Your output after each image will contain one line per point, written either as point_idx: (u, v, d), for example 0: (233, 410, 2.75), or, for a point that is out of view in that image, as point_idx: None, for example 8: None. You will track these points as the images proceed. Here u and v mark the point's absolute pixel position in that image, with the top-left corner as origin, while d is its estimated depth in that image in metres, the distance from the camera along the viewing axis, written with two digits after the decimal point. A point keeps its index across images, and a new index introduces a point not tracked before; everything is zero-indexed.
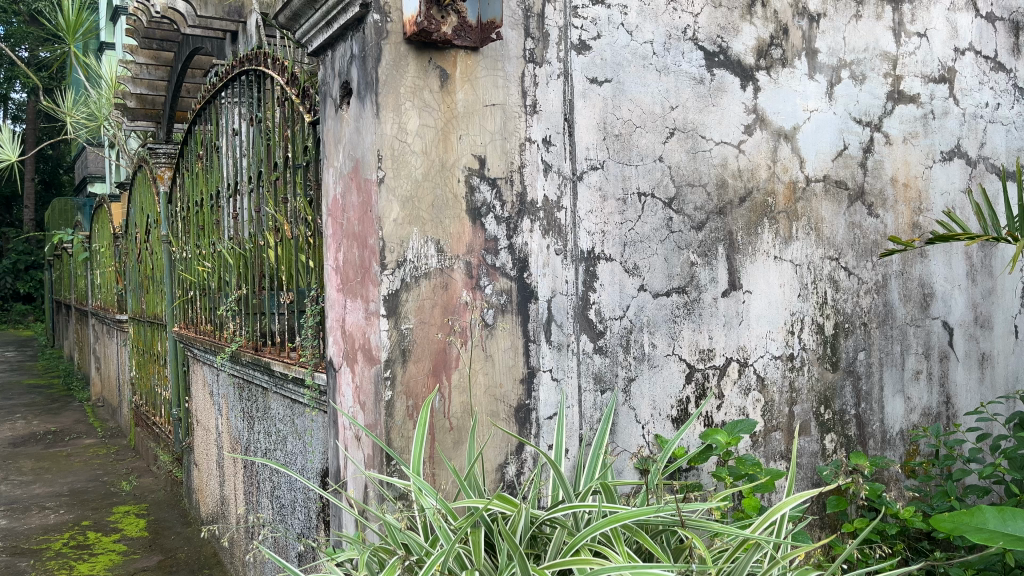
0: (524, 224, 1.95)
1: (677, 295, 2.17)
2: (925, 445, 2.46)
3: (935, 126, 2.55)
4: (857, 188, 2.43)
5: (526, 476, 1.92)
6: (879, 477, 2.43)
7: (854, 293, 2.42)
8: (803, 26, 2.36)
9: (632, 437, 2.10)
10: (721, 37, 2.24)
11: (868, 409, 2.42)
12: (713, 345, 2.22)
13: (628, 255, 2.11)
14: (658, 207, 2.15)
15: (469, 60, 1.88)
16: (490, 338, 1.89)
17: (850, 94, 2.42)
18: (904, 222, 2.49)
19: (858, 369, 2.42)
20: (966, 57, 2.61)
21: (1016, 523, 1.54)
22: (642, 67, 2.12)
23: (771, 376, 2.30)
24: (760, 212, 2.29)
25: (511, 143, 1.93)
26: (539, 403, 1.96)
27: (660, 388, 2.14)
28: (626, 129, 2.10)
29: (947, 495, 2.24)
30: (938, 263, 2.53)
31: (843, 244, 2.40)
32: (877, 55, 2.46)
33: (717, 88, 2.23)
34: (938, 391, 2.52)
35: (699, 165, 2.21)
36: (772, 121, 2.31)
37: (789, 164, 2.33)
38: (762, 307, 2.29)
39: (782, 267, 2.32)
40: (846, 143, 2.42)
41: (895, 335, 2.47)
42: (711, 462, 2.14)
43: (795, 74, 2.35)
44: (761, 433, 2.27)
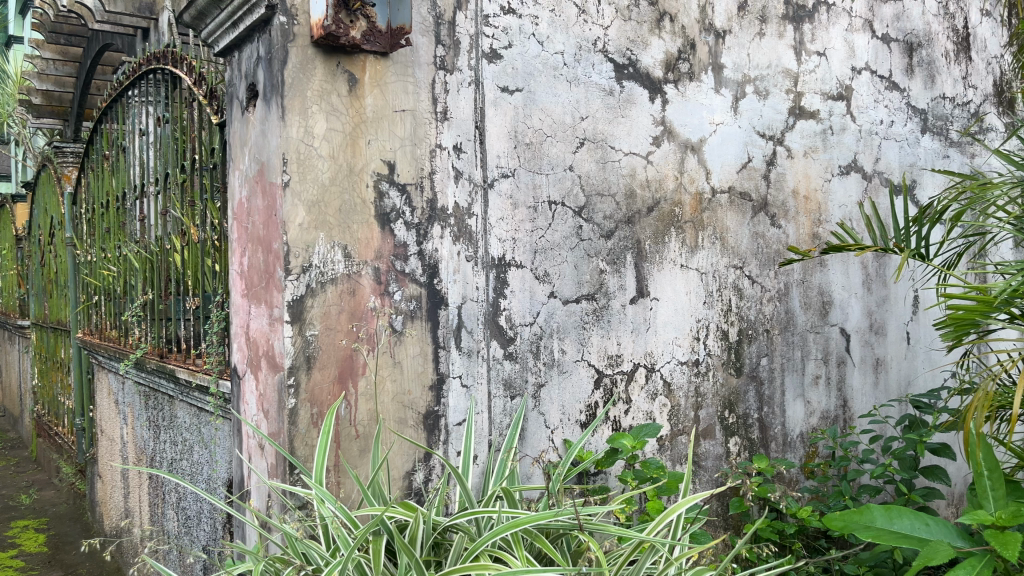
0: (434, 231, 1.95)
1: (586, 302, 2.21)
2: (823, 447, 2.56)
3: (834, 141, 2.66)
4: (761, 200, 2.51)
5: (433, 483, 1.92)
6: (780, 479, 2.51)
7: (756, 301, 2.50)
8: (709, 42, 2.44)
9: (540, 442, 2.12)
10: (630, 50, 2.29)
11: (770, 413, 2.51)
12: (621, 351, 2.26)
13: (538, 262, 2.13)
14: (568, 215, 2.18)
15: (379, 65, 1.87)
16: (398, 344, 1.88)
17: (754, 108, 2.51)
18: (804, 232, 2.59)
19: (760, 374, 2.50)
20: (862, 77, 2.73)
21: (900, 521, 1.80)
22: (552, 78, 2.16)
23: (677, 382, 2.35)
24: (666, 221, 2.35)
25: (420, 150, 1.93)
26: (447, 410, 1.96)
27: (568, 394, 2.17)
28: (536, 138, 2.13)
29: (842, 496, 2.34)
30: (836, 272, 2.64)
31: (747, 253, 2.48)
32: (779, 71, 2.56)
33: (626, 100, 2.28)
34: (835, 395, 2.63)
35: (608, 175, 2.25)
36: (679, 133, 2.37)
37: (695, 175, 2.40)
38: (669, 314, 2.34)
39: (688, 276, 2.38)
40: (750, 156, 2.50)
41: (796, 342, 2.57)
42: (618, 466, 2.18)
43: (702, 88, 2.42)
44: (667, 437, 2.32)
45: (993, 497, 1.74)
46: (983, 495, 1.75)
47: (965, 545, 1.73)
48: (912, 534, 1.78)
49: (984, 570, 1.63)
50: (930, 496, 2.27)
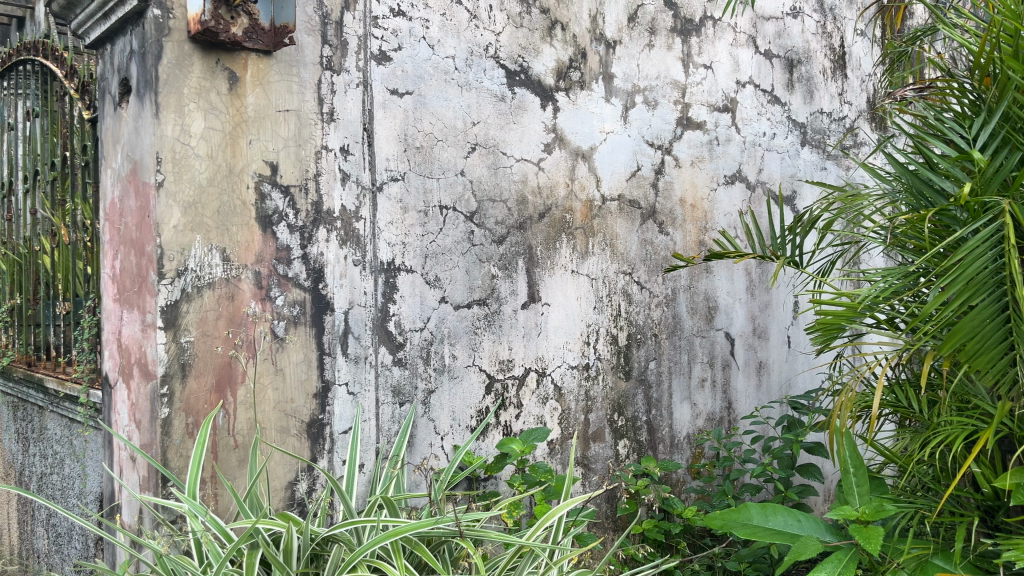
0: (319, 234, 1.91)
1: (477, 307, 2.20)
2: (709, 447, 2.64)
3: (719, 152, 2.75)
4: (649, 208, 2.57)
5: (317, 492, 1.88)
6: (667, 480, 2.57)
7: (645, 306, 2.55)
8: (600, 51, 2.48)
9: (430, 449, 2.10)
10: (522, 57, 2.31)
11: (658, 415, 2.57)
12: (512, 356, 2.26)
13: (429, 267, 2.11)
14: (459, 220, 2.17)
15: (261, 63, 1.83)
16: (280, 351, 1.84)
17: (643, 118, 2.57)
18: (691, 239, 2.66)
19: (648, 378, 2.55)
20: (746, 90, 2.84)
21: (775, 518, 1.88)
22: (443, 82, 2.15)
23: (568, 386, 2.38)
24: (558, 227, 2.37)
25: (305, 151, 1.90)
26: (332, 418, 1.92)
27: (459, 399, 2.16)
28: (426, 142, 2.11)
29: (725, 495, 2.41)
30: (721, 278, 2.73)
31: (636, 259, 2.53)
32: (668, 82, 2.63)
33: (518, 107, 2.30)
34: (720, 397, 2.71)
35: (500, 181, 2.26)
36: (570, 141, 2.41)
37: (586, 183, 2.44)
38: (560, 318, 2.37)
39: (579, 281, 2.41)
40: (639, 165, 2.56)
41: (683, 345, 2.63)
42: (507, 471, 2.18)
43: (592, 96, 2.46)
44: (558, 441, 2.35)
45: (858, 493, 1.84)
46: (849, 492, 1.85)
47: (834, 540, 1.82)
48: (785, 531, 1.86)
49: (849, 563, 1.71)
50: (805, 493, 2.37)
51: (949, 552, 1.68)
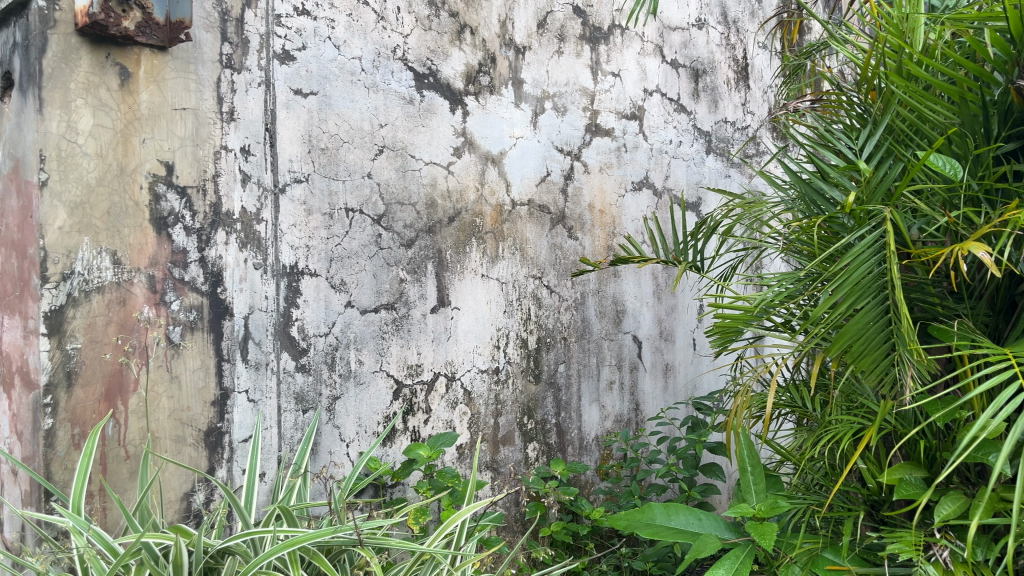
0: (217, 237, 1.88)
1: (385, 312, 2.17)
2: (616, 449, 2.66)
3: (627, 158, 2.78)
4: (558, 213, 2.59)
5: (215, 503, 1.84)
6: (576, 482, 2.59)
7: (554, 310, 2.56)
8: (509, 56, 2.49)
9: (336, 456, 2.07)
10: (431, 60, 2.30)
11: (567, 418, 2.58)
12: (421, 361, 2.25)
13: (334, 271, 2.07)
14: (366, 223, 2.14)
15: (155, 59, 1.80)
16: (176, 357, 1.80)
17: (552, 124, 2.59)
18: (599, 244, 2.69)
19: (558, 381, 2.56)
20: (654, 98, 2.88)
21: (677, 518, 1.92)
22: (349, 83, 2.12)
23: (477, 390, 2.38)
24: (468, 231, 2.36)
25: (202, 151, 1.87)
26: (231, 426, 1.89)
27: (365, 405, 2.13)
28: (332, 143, 2.08)
29: (631, 495, 2.45)
30: (629, 281, 2.75)
31: (545, 263, 2.54)
32: (577, 89, 2.66)
33: (426, 109, 2.28)
34: (628, 399, 2.73)
35: (408, 184, 2.23)
36: (480, 145, 2.41)
37: (495, 187, 2.44)
38: (469, 323, 2.36)
39: (489, 285, 2.41)
40: (548, 170, 2.57)
41: (591, 349, 2.65)
42: (416, 477, 2.17)
43: (502, 101, 2.47)
44: (467, 445, 2.34)
45: (755, 489, 1.91)
46: (745, 490, 1.93)
47: (732, 536, 1.87)
48: (686, 530, 1.90)
49: (744, 559, 1.77)
50: (707, 493, 2.44)
51: (837, 545, 1.75)
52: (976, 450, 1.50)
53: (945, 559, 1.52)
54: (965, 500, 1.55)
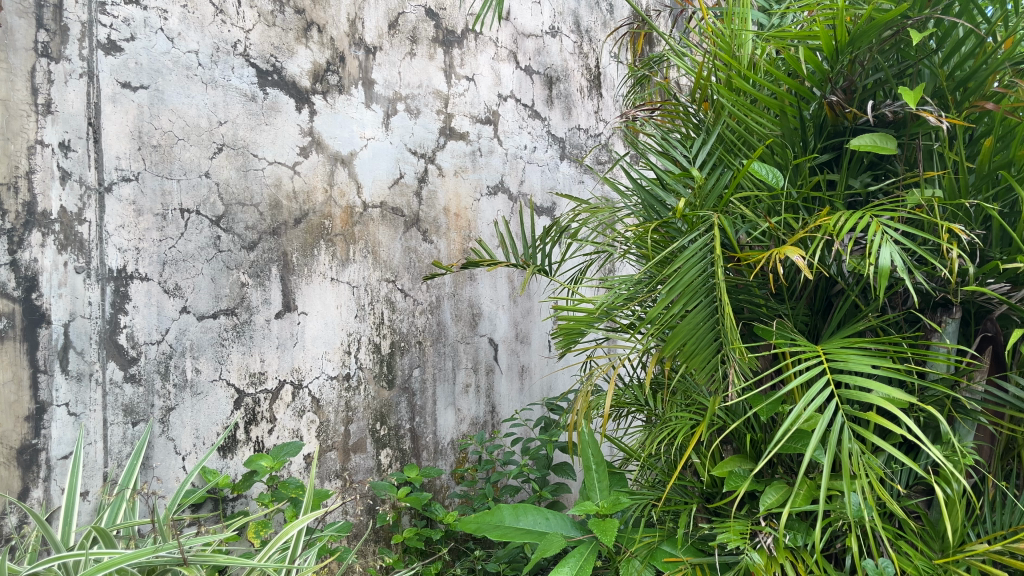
0: (32, 238, 1.77)
1: (224, 317, 2.09)
2: (472, 452, 2.63)
3: (482, 162, 2.79)
4: (412, 215, 2.54)
5: (29, 527, 1.71)
6: (430, 488, 2.54)
7: (408, 314, 2.51)
8: (359, 56, 2.45)
9: (170, 471, 1.97)
10: (274, 57, 2.24)
11: (422, 422, 2.53)
12: (264, 368, 2.17)
13: (167, 274, 1.99)
14: (203, 224, 2.06)
15: None
16: None
17: (405, 126, 2.55)
18: (455, 248, 2.66)
19: (412, 386, 2.51)
20: (508, 103, 2.90)
21: (525, 519, 1.93)
22: (185, 78, 2.05)
23: (326, 397, 2.31)
24: (316, 233, 2.29)
25: (14, 146, 1.76)
26: (49, 442, 1.76)
27: (203, 416, 2.04)
28: (165, 140, 2.00)
29: (485, 498, 2.45)
30: (485, 285, 2.74)
31: (398, 267, 2.49)
32: (430, 92, 2.63)
33: (270, 107, 2.22)
34: (484, 401, 2.72)
35: (250, 185, 2.17)
36: (328, 145, 2.35)
37: (345, 189, 2.38)
38: (317, 328, 2.29)
39: (339, 289, 2.34)
40: (401, 172, 2.53)
41: (446, 352, 2.61)
42: (258, 488, 2.09)
43: (351, 101, 2.42)
44: (314, 454, 2.27)
45: (599, 487, 1.95)
46: (591, 488, 1.95)
47: (577, 534, 1.91)
48: (534, 529, 1.92)
49: (588, 556, 1.81)
50: (558, 491, 2.48)
51: (674, 538, 1.83)
52: (793, 442, 1.59)
53: (768, 545, 1.60)
54: (787, 489, 1.64)
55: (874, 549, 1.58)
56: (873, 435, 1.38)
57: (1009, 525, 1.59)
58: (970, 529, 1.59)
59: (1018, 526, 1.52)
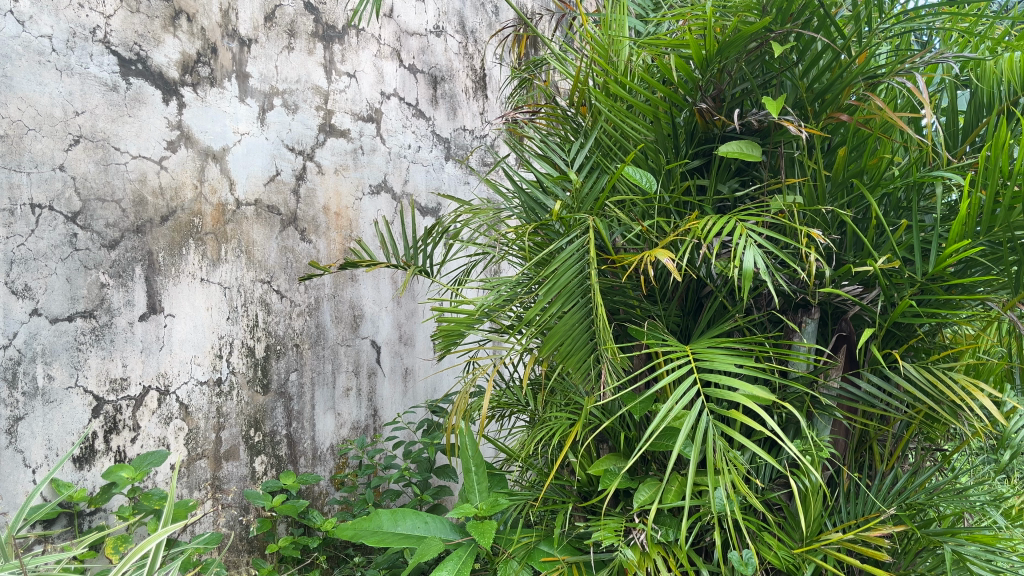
0: None
1: (81, 320, 1.97)
2: (352, 457, 2.56)
3: (364, 161, 2.72)
4: (289, 214, 2.46)
5: None
6: (308, 495, 2.46)
7: (285, 316, 2.43)
8: (233, 48, 2.35)
9: (18, 485, 1.83)
10: (139, 45, 2.12)
11: (299, 428, 2.45)
12: (127, 374, 2.05)
13: (16, 275, 1.86)
14: (57, 221, 1.94)
15: None
16: None
17: (282, 121, 2.47)
18: (335, 248, 2.59)
19: (289, 390, 2.43)
20: (391, 102, 2.84)
21: (403, 523, 1.90)
22: (36, 64, 1.92)
23: (195, 403, 2.20)
24: (184, 231, 2.19)
25: None
26: None
27: (56, 426, 1.91)
28: (12, 130, 1.87)
29: (365, 503, 2.39)
30: (367, 286, 2.68)
31: (274, 267, 2.40)
32: (309, 88, 2.56)
33: (134, 98, 2.10)
34: (365, 405, 2.66)
35: (111, 179, 2.05)
36: (198, 140, 2.25)
37: (217, 186, 2.28)
38: (186, 331, 2.19)
39: (209, 290, 2.24)
40: (277, 169, 2.45)
41: (326, 355, 2.54)
42: (119, 501, 1.98)
43: (224, 94, 2.32)
44: (182, 463, 2.16)
45: (478, 489, 1.94)
46: (470, 489, 1.94)
47: (456, 537, 1.90)
48: (412, 534, 1.89)
49: (466, 559, 1.80)
50: (440, 494, 2.46)
51: (551, 537, 1.84)
52: (664, 439, 1.63)
53: (641, 542, 1.62)
54: (659, 486, 1.68)
55: (741, 543, 1.64)
56: (736, 432, 1.43)
57: (862, 514, 1.69)
58: (826, 519, 1.67)
59: (869, 515, 1.61)
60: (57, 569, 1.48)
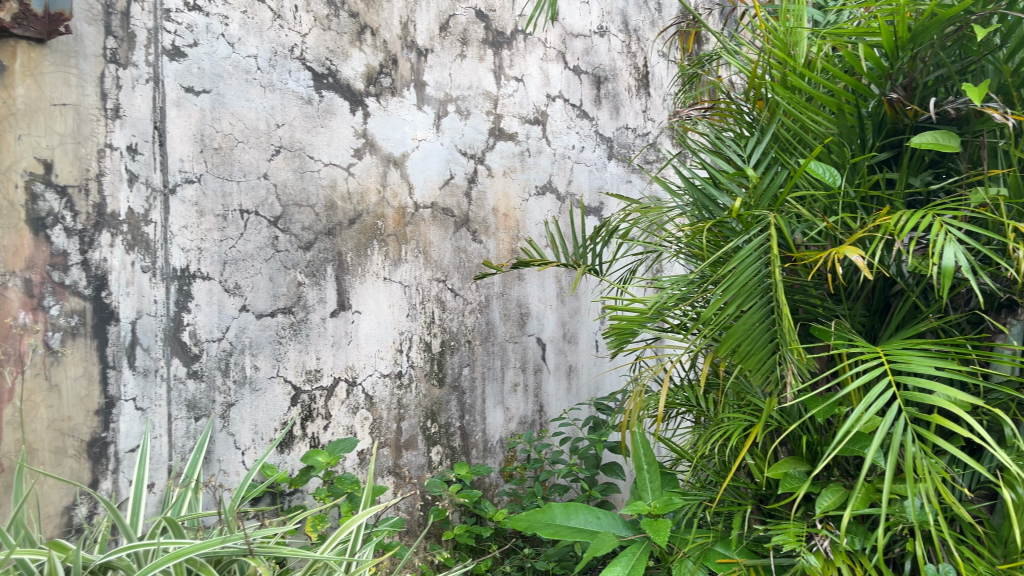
0: (101, 238, 1.86)
1: (282, 316, 2.14)
2: (521, 451, 2.63)
3: (531, 163, 2.78)
4: (462, 216, 2.56)
5: (99, 517, 1.81)
6: (479, 485, 2.56)
7: (458, 313, 2.53)
8: (411, 59, 2.48)
9: (230, 464, 2.03)
10: (330, 60, 2.28)
11: (471, 421, 2.54)
12: (320, 366, 2.21)
13: (228, 274, 2.06)
14: (262, 225, 2.12)
15: (32, 53, 1.77)
16: (55, 365, 1.77)
17: (455, 127, 2.58)
18: (503, 248, 2.67)
19: (462, 384, 2.53)
20: (557, 104, 2.88)
21: (576, 517, 1.94)
22: (244, 81, 2.11)
23: (379, 395, 2.34)
24: (369, 234, 2.33)
25: (84, 149, 1.85)
26: (117, 435, 1.86)
27: (261, 412, 2.09)
28: (225, 143, 2.07)
29: (534, 496, 2.44)
30: (533, 285, 2.73)
31: (449, 267, 2.51)
32: (480, 93, 2.65)
33: (326, 110, 2.27)
34: (532, 401, 2.71)
35: (306, 186, 2.21)
36: (381, 147, 2.39)
37: (397, 190, 2.41)
38: (371, 326, 2.33)
39: (391, 288, 2.38)
40: (451, 173, 2.55)
41: (496, 352, 2.62)
42: (314, 483, 2.14)
43: (404, 103, 2.45)
44: (368, 450, 2.31)
45: (651, 487, 1.95)
46: (642, 487, 1.95)
47: (629, 534, 1.91)
48: (585, 528, 1.93)
49: (640, 556, 1.81)
50: (608, 491, 2.48)
51: (727, 539, 1.82)
52: (852, 444, 1.58)
53: (825, 548, 1.58)
54: (844, 491, 1.63)
55: (936, 555, 1.56)
56: (937, 437, 1.36)
57: None
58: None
59: None
60: (275, 542, 1.64)
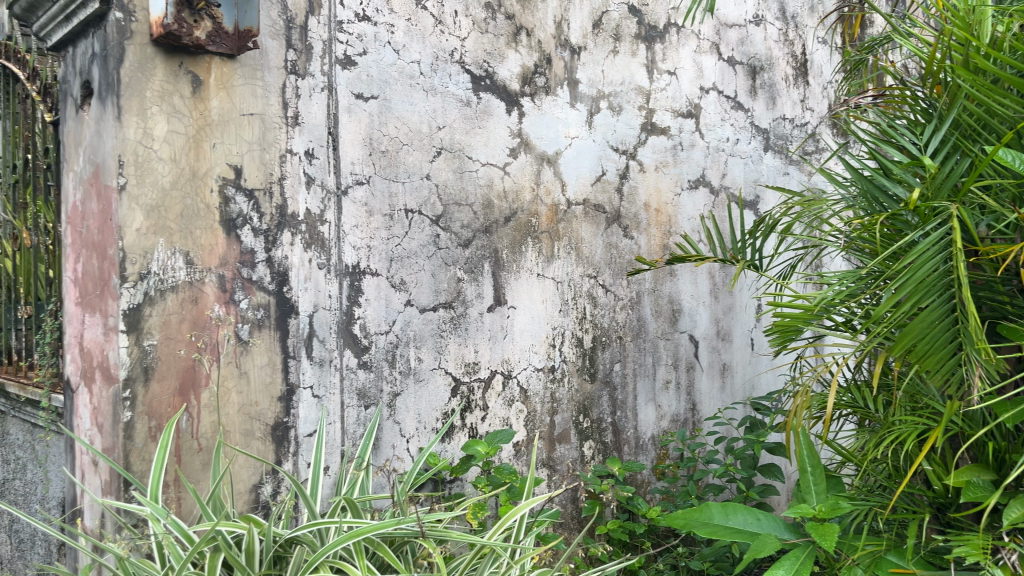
0: (283, 237, 2.00)
1: (443, 310, 2.24)
2: (673, 448, 2.61)
3: (683, 157, 2.74)
4: (613, 212, 2.57)
5: (281, 496, 1.97)
6: (631, 481, 2.56)
7: (610, 309, 2.54)
8: (565, 57, 2.51)
9: (395, 451, 2.14)
10: (487, 62, 2.35)
11: (622, 417, 2.55)
12: (478, 359, 2.29)
13: (394, 270, 2.17)
14: (425, 224, 2.22)
15: (224, 67, 1.93)
16: (244, 354, 1.93)
17: (608, 123, 2.58)
18: (655, 243, 2.65)
19: (614, 380, 2.54)
20: (710, 96, 2.82)
21: (735, 518, 1.89)
22: (408, 86, 2.21)
23: (533, 388, 2.39)
24: (523, 231, 2.38)
25: (269, 154, 2.00)
26: (297, 421, 2.01)
27: (424, 401, 2.20)
28: (391, 146, 2.18)
29: (688, 495, 2.41)
30: (685, 281, 2.69)
31: (601, 263, 2.52)
32: (632, 89, 2.64)
33: (483, 111, 2.34)
34: (684, 399, 2.68)
35: (466, 185, 2.29)
36: (535, 146, 2.43)
37: (551, 187, 2.45)
38: (526, 321, 2.38)
39: (545, 284, 2.42)
40: (603, 169, 2.56)
41: (647, 348, 2.61)
42: (473, 472, 2.22)
43: (557, 102, 2.48)
44: (523, 442, 2.36)
45: (816, 490, 1.87)
46: (806, 490, 1.88)
47: (791, 537, 1.84)
48: (745, 530, 1.88)
49: (805, 560, 1.75)
50: (765, 493, 2.42)
51: (901, 548, 1.72)
52: None
53: (1013, 562, 1.48)
54: None
55: None
56: None
57: None
58: None
59: None
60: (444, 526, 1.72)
